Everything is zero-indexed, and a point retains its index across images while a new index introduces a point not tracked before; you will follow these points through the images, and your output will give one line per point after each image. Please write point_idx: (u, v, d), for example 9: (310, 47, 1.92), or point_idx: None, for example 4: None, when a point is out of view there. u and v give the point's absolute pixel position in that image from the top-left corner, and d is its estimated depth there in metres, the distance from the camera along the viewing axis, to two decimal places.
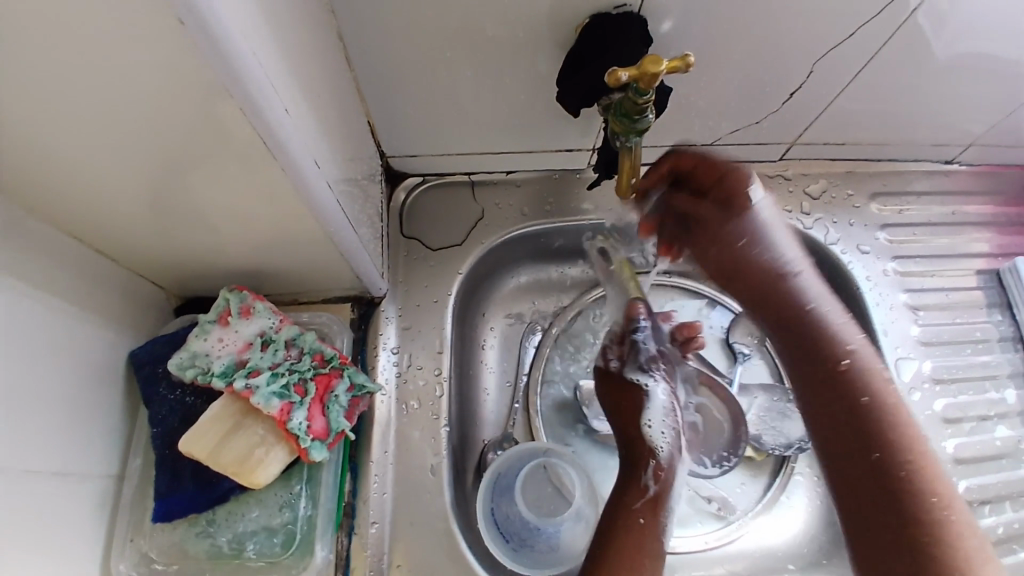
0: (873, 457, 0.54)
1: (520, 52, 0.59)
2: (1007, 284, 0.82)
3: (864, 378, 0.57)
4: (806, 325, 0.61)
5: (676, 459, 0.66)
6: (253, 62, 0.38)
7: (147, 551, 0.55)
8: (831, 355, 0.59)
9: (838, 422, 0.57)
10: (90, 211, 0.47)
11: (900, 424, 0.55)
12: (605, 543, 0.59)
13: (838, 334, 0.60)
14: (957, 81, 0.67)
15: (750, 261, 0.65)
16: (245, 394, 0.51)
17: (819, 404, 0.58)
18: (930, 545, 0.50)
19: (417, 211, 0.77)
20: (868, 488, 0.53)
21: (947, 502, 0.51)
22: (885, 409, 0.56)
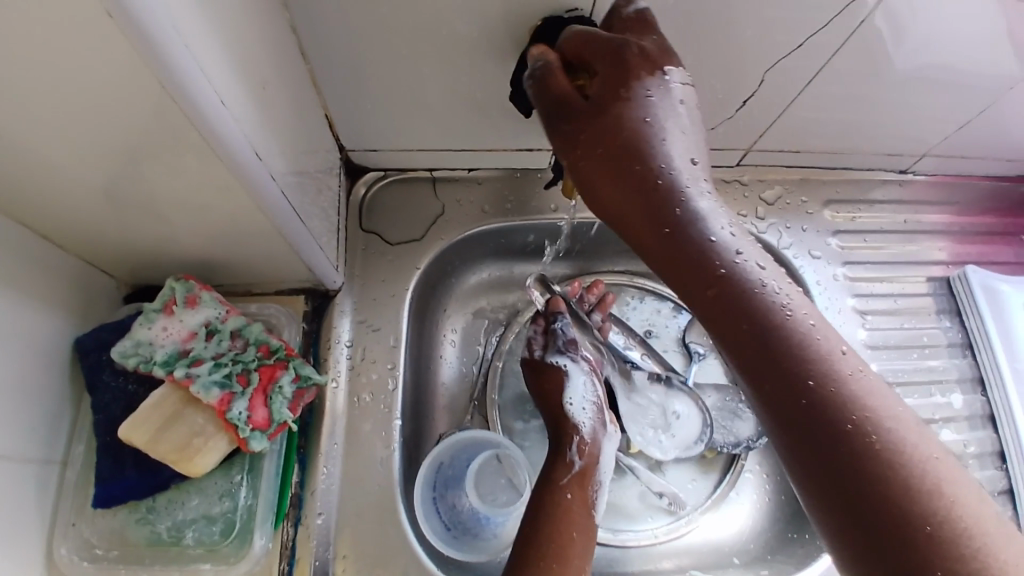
0: (790, 383, 0.44)
1: (475, 51, 0.60)
2: (957, 290, 0.84)
3: (727, 292, 0.47)
4: (688, 254, 0.48)
5: (600, 433, 0.67)
6: (190, 55, 0.38)
7: (88, 536, 0.55)
8: (690, 275, 0.48)
9: (750, 355, 0.46)
10: (30, 196, 0.47)
11: (783, 345, 0.45)
12: (541, 524, 0.59)
13: (710, 250, 0.48)
14: (909, 91, 0.69)
15: (628, 181, 0.49)
16: (185, 382, 0.52)
17: (734, 344, 0.47)
18: (877, 466, 0.41)
19: (376, 206, 0.78)
20: (796, 424, 0.44)
21: (872, 404, 0.43)
22: (766, 326, 0.46)
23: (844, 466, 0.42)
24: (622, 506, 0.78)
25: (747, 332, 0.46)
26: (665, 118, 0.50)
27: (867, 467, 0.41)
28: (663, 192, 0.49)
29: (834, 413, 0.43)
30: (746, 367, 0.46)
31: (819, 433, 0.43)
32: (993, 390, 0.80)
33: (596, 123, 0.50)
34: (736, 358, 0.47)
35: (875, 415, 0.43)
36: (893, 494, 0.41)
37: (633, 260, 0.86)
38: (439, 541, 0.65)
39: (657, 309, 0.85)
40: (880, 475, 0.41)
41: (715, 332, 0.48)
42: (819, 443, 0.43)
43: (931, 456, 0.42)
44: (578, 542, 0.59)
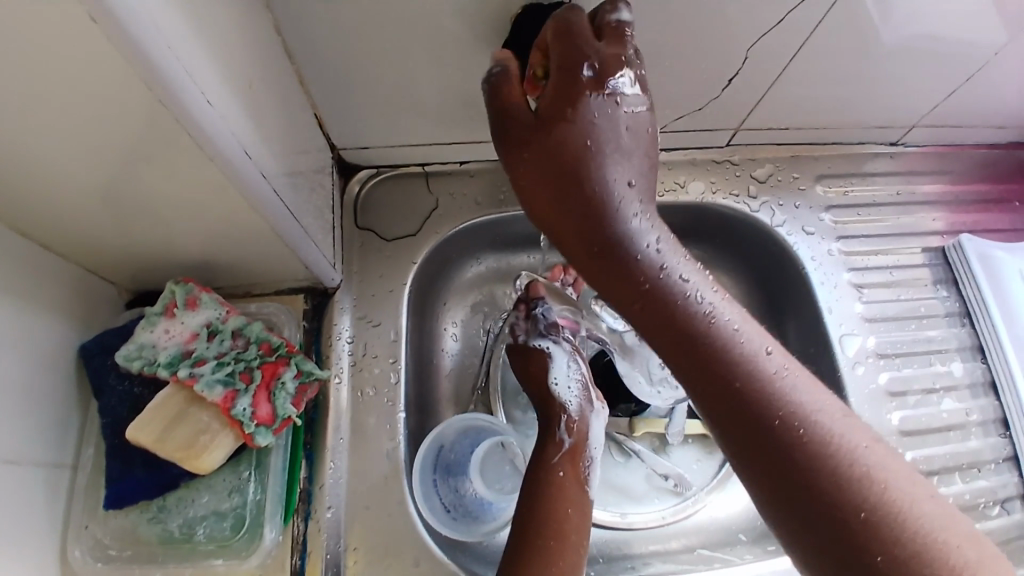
0: (719, 390, 0.46)
1: (459, 43, 0.60)
2: (953, 260, 0.85)
3: (656, 303, 0.49)
4: (622, 273, 0.49)
5: (588, 410, 0.69)
6: (173, 59, 0.39)
7: (101, 537, 0.56)
8: (624, 289, 0.49)
9: (684, 362, 0.48)
10: (28, 206, 0.48)
11: (711, 349, 0.47)
12: (535, 504, 0.61)
13: (640, 266, 0.49)
14: (895, 64, 0.69)
15: (570, 205, 0.49)
16: (189, 382, 0.53)
17: (670, 355, 0.49)
18: (806, 459, 0.44)
19: (371, 203, 0.79)
20: (731, 426, 0.46)
21: (797, 398, 0.46)
22: (694, 333, 0.48)
23: (781, 463, 0.44)
24: (629, 489, 0.79)
25: (681, 343, 0.48)
26: (604, 137, 0.48)
27: (800, 462, 0.44)
28: (597, 215, 0.49)
29: (764, 412, 0.45)
30: (683, 374, 0.48)
31: (751, 433, 0.45)
32: (992, 357, 0.80)
33: (537, 145, 0.49)
34: (672, 369, 0.49)
35: (802, 411, 0.45)
36: (824, 483, 0.43)
37: None
38: (439, 523, 0.65)
39: None
40: (810, 466, 0.43)
41: (654, 343, 0.50)
42: (753, 443, 0.45)
43: (857, 441, 0.45)
44: (572, 517, 0.61)
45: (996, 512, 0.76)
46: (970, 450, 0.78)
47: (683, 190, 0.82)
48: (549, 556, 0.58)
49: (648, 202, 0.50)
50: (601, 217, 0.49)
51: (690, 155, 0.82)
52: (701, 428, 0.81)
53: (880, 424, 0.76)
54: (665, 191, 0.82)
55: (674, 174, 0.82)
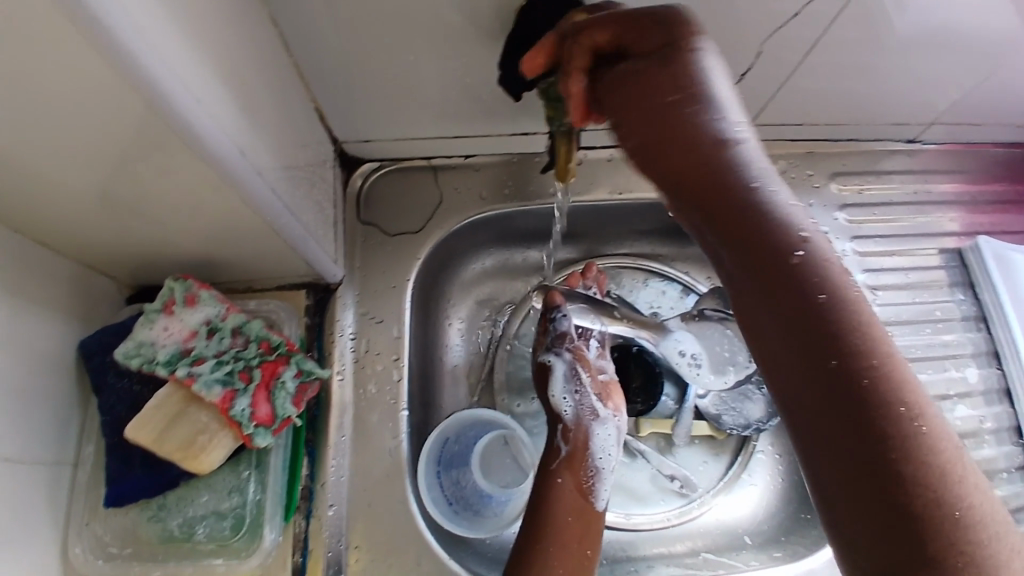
0: (842, 360, 0.38)
1: (463, 36, 0.58)
2: (969, 262, 0.82)
3: (788, 249, 0.41)
4: (750, 210, 0.42)
5: (588, 418, 0.68)
6: (161, 52, 0.37)
7: (102, 534, 0.56)
8: (752, 227, 0.42)
9: (803, 324, 0.40)
10: (20, 202, 0.47)
11: (847, 316, 0.40)
12: (531, 514, 0.62)
13: (775, 209, 0.42)
14: (911, 58, 0.67)
15: (688, 136, 0.44)
16: (187, 381, 0.52)
17: (780, 313, 0.40)
18: (912, 460, 0.36)
19: (375, 197, 0.77)
20: (832, 411, 0.38)
21: (920, 393, 0.38)
22: (827, 291, 0.40)
23: (885, 455, 0.37)
24: (635, 489, 0.78)
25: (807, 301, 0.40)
26: (715, 68, 0.46)
27: (908, 459, 0.36)
28: (720, 147, 0.44)
29: (887, 397, 0.38)
30: (793, 336, 0.40)
31: (859, 423, 0.37)
32: (1008, 363, 0.78)
33: (657, 76, 0.46)
34: (769, 338, 0.41)
35: (924, 409, 0.38)
36: (929, 489, 0.36)
37: (637, 241, 0.85)
38: (441, 517, 0.65)
39: (662, 290, 0.84)
40: (915, 475, 0.36)
41: (761, 297, 0.41)
42: (867, 428, 0.37)
43: (962, 454, 0.38)
44: (569, 524, 0.61)
45: None
46: (983, 458, 0.76)
47: None
48: (546, 560, 0.59)
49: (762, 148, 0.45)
50: (717, 145, 0.44)
51: None
52: (708, 430, 0.79)
53: None
54: None
55: None
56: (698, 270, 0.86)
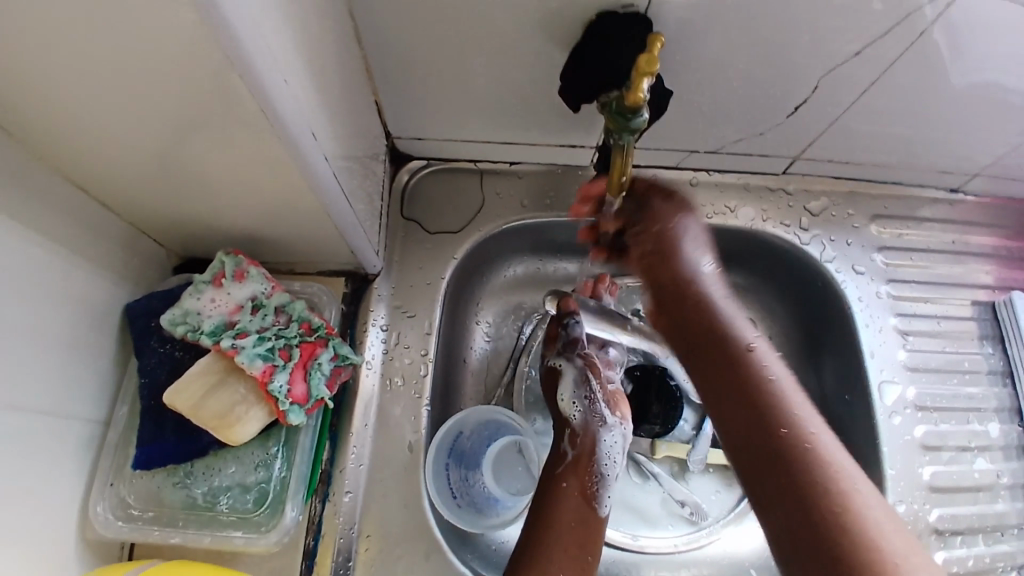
0: (763, 430, 0.51)
1: (528, 46, 0.60)
2: (1002, 316, 0.81)
3: (732, 354, 0.56)
4: (705, 327, 0.58)
5: (596, 424, 0.68)
6: (255, 34, 0.39)
7: (125, 496, 0.56)
8: (705, 341, 0.58)
9: (732, 406, 0.53)
10: (94, 161, 0.49)
11: (772, 400, 0.52)
12: (535, 515, 0.62)
13: (723, 327, 0.58)
14: (967, 109, 0.67)
15: (677, 266, 0.61)
16: (231, 352, 0.52)
17: (715, 403, 0.55)
18: (817, 506, 0.45)
19: (418, 194, 0.79)
20: (757, 469, 0.50)
21: (834, 458, 0.48)
22: (759, 382, 0.53)
23: (794, 501, 0.47)
24: (644, 511, 0.78)
25: (738, 387, 0.54)
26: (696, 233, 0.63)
27: (814, 504, 0.46)
28: (691, 281, 0.61)
29: (798, 456, 0.48)
30: (726, 416, 0.53)
31: (793, 474, 0.48)
32: None
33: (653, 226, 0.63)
34: (721, 417, 0.54)
35: (835, 470, 0.47)
36: (836, 532, 0.44)
37: None
38: (446, 511, 0.66)
39: None
40: (845, 527, 0.44)
41: (709, 392, 0.56)
42: (778, 481, 0.48)
43: (880, 516, 0.45)
44: (572, 528, 0.61)
45: None
46: (996, 513, 0.75)
47: (733, 216, 0.80)
48: (547, 559, 0.59)
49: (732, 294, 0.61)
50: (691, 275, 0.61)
51: (741, 179, 0.81)
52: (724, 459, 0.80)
53: (908, 479, 0.73)
54: (714, 214, 0.80)
55: (725, 197, 0.80)
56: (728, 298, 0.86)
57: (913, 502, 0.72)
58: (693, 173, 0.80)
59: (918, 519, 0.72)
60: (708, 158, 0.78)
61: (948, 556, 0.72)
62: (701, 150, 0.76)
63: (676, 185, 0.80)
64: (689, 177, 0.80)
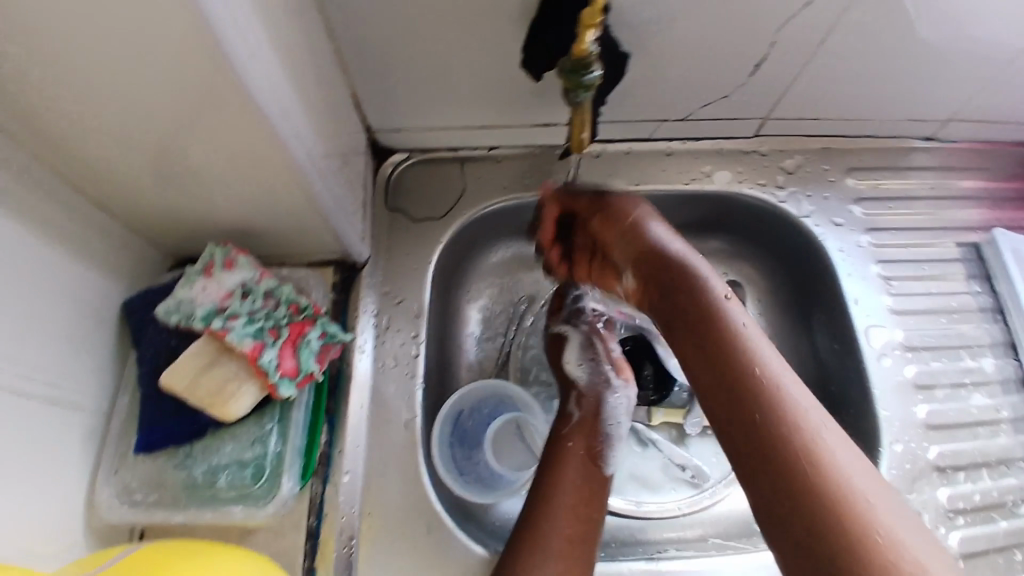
0: (715, 355, 0.51)
1: (494, 26, 0.61)
2: (986, 255, 0.82)
3: (691, 286, 0.56)
4: (661, 267, 0.58)
5: (603, 386, 0.69)
6: (233, 19, 0.41)
7: (127, 482, 0.57)
8: (665, 278, 0.57)
9: (686, 332, 0.54)
10: (85, 160, 0.51)
11: (728, 327, 0.52)
12: (541, 475, 0.63)
13: (680, 266, 0.57)
14: (935, 54, 0.68)
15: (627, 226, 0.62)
16: (222, 333, 0.55)
17: (673, 333, 0.55)
18: (765, 427, 0.47)
19: (401, 185, 0.81)
20: (716, 391, 0.50)
21: (790, 391, 0.48)
22: (710, 309, 0.54)
23: (750, 425, 0.48)
24: (646, 478, 0.78)
25: (690, 317, 0.54)
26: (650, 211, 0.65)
27: (767, 431, 0.47)
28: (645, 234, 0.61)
29: (749, 383, 0.49)
30: (681, 344, 0.54)
31: (744, 399, 0.49)
32: None
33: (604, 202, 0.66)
34: (680, 346, 0.54)
35: (785, 396, 0.48)
36: (787, 455, 0.45)
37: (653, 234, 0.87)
38: (455, 485, 0.68)
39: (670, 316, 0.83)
40: (802, 453, 0.45)
41: (666, 325, 0.56)
42: (732, 402, 0.49)
43: (834, 445, 0.46)
44: (577, 486, 0.62)
45: None
46: (1000, 447, 0.75)
47: (709, 180, 0.81)
48: (553, 516, 0.60)
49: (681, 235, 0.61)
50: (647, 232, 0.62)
51: (716, 144, 0.82)
52: None
53: (903, 419, 0.74)
54: (692, 180, 0.81)
55: (700, 163, 0.82)
56: (714, 263, 0.87)
57: (910, 442, 0.73)
58: (667, 144, 0.82)
59: (918, 458, 0.72)
60: (677, 128, 0.79)
61: (953, 492, 0.72)
62: (671, 119, 0.77)
63: (651, 157, 0.82)
64: (664, 147, 0.82)
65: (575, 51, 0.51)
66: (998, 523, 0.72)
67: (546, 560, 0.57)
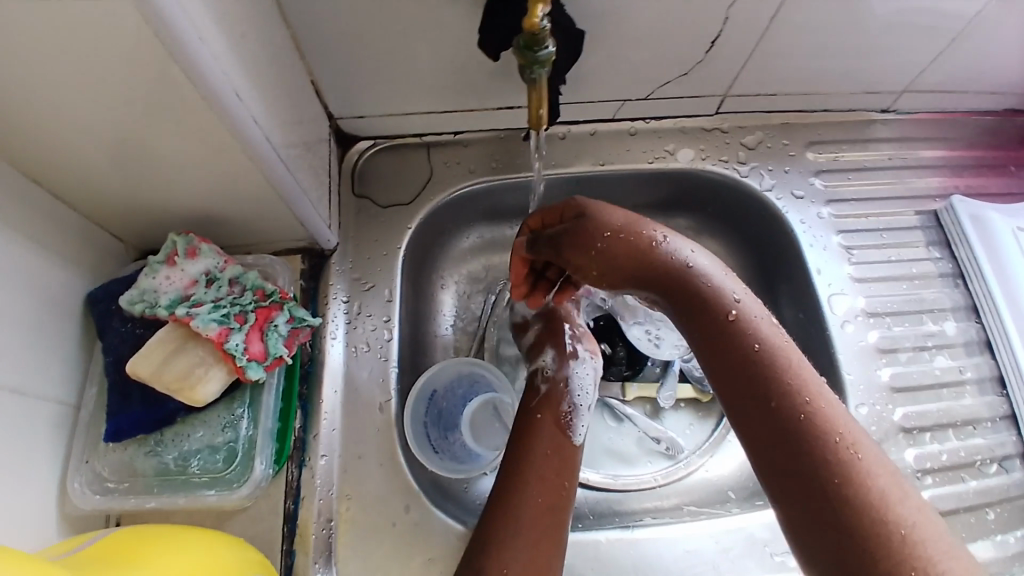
0: (763, 397, 0.50)
1: (449, 9, 0.62)
2: (945, 222, 0.84)
3: (735, 325, 0.54)
4: (698, 304, 0.55)
5: (569, 360, 0.70)
6: (180, 8, 0.41)
7: (99, 471, 0.58)
8: (704, 315, 0.55)
9: (734, 374, 0.52)
10: (38, 152, 0.51)
11: (775, 368, 0.51)
12: (512, 447, 0.65)
13: (718, 302, 0.55)
14: (886, 28, 0.69)
15: (644, 258, 0.57)
16: (186, 319, 0.56)
17: (715, 370, 0.54)
18: (823, 470, 0.46)
19: (368, 172, 0.81)
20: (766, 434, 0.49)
21: (842, 429, 0.48)
22: (755, 350, 0.52)
23: (805, 466, 0.47)
24: (621, 451, 0.80)
25: (737, 359, 0.52)
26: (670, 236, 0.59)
27: (827, 474, 0.46)
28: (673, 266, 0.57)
29: (803, 425, 0.48)
30: (727, 383, 0.53)
31: (796, 441, 0.48)
32: (987, 317, 0.80)
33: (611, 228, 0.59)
34: (725, 385, 0.53)
35: (841, 437, 0.48)
36: (847, 499, 0.45)
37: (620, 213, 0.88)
38: (430, 463, 0.68)
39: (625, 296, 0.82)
40: (856, 494, 0.45)
41: (710, 364, 0.54)
42: (785, 443, 0.48)
43: (888, 482, 0.46)
44: (547, 456, 0.63)
45: (993, 469, 0.75)
46: (964, 407, 0.77)
47: (672, 158, 0.83)
48: (524, 486, 0.61)
49: (708, 261, 0.58)
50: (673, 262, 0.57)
51: (678, 123, 0.83)
52: (692, 392, 0.82)
53: (868, 383, 0.76)
54: (655, 159, 0.83)
55: (664, 141, 0.83)
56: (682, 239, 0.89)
57: (876, 405, 0.75)
58: (631, 124, 0.83)
59: (883, 420, 0.75)
60: (639, 107, 0.80)
61: (920, 452, 0.75)
62: (632, 99, 0.78)
63: (616, 136, 0.83)
64: (628, 127, 0.83)
65: (525, 26, 0.52)
66: (966, 481, 0.74)
67: (517, 532, 0.58)
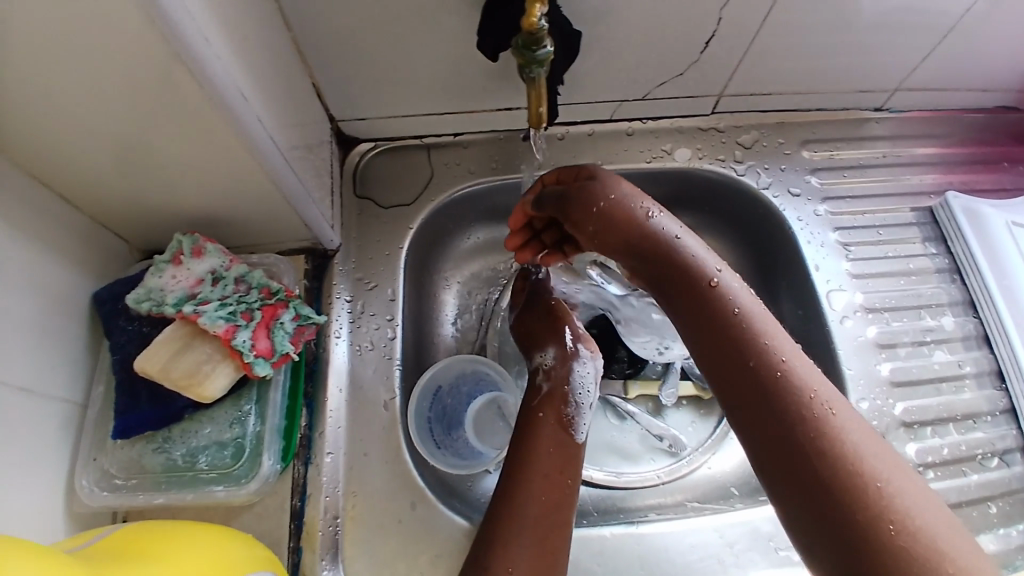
0: (738, 356, 0.51)
1: (448, 13, 0.63)
2: (941, 218, 0.85)
3: (712, 291, 0.54)
4: (677, 268, 0.56)
5: (571, 359, 0.70)
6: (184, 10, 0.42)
7: (108, 468, 0.58)
8: (682, 280, 0.56)
9: (709, 336, 0.53)
10: (46, 153, 0.52)
11: (749, 330, 0.52)
12: (515, 447, 0.65)
13: (696, 268, 0.56)
14: (875, 28, 0.71)
15: (630, 225, 0.58)
16: (192, 317, 0.57)
17: (691, 332, 0.55)
18: (795, 426, 0.47)
19: (369, 174, 0.82)
20: (739, 392, 0.50)
21: (813, 388, 0.49)
22: (729, 313, 0.53)
23: (778, 422, 0.48)
24: (625, 449, 0.80)
25: (713, 323, 0.53)
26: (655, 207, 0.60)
27: (796, 430, 0.47)
28: (654, 234, 0.58)
29: (775, 382, 0.49)
30: (702, 346, 0.54)
31: (769, 398, 0.49)
32: (984, 311, 0.81)
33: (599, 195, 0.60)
34: (700, 347, 0.54)
35: (813, 396, 0.48)
36: (818, 454, 0.46)
37: None
38: (433, 458, 0.69)
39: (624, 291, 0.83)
40: (825, 449, 0.46)
41: (686, 326, 0.55)
42: (757, 400, 0.49)
43: (858, 438, 0.47)
44: (550, 455, 0.63)
45: (995, 462, 0.76)
46: (964, 402, 0.78)
47: (670, 157, 0.84)
48: (527, 484, 0.61)
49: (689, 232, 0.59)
50: (653, 230, 0.58)
51: (674, 123, 0.84)
52: (693, 390, 0.83)
53: (867, 377, 0.77)
54: (653, 159, 0.84)
55: (661, 141, 0.84)
56: None
57: (876, 399, 0.76)
58: (628, 124, 0.84)
59: (884, 414, 0.76)
60: (635, 108, 0.81)
61: (921, 447, 0.75)
62: (629, 99, 0.80)
63: (613, 137, 0.84)
64: (625, 127, 0.84)
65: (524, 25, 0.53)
66: (969, 476, 0.75)
67: (521, 532, 0.59)
